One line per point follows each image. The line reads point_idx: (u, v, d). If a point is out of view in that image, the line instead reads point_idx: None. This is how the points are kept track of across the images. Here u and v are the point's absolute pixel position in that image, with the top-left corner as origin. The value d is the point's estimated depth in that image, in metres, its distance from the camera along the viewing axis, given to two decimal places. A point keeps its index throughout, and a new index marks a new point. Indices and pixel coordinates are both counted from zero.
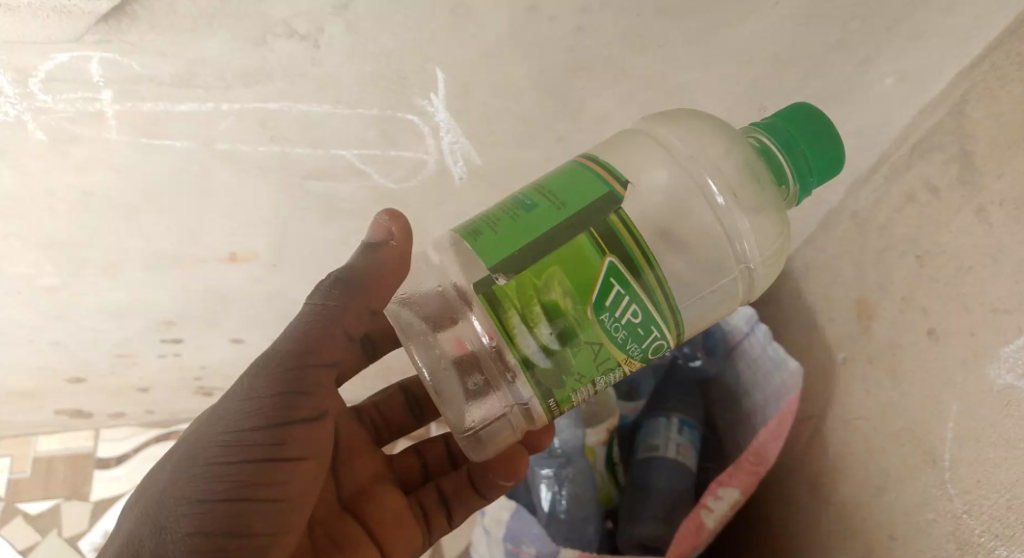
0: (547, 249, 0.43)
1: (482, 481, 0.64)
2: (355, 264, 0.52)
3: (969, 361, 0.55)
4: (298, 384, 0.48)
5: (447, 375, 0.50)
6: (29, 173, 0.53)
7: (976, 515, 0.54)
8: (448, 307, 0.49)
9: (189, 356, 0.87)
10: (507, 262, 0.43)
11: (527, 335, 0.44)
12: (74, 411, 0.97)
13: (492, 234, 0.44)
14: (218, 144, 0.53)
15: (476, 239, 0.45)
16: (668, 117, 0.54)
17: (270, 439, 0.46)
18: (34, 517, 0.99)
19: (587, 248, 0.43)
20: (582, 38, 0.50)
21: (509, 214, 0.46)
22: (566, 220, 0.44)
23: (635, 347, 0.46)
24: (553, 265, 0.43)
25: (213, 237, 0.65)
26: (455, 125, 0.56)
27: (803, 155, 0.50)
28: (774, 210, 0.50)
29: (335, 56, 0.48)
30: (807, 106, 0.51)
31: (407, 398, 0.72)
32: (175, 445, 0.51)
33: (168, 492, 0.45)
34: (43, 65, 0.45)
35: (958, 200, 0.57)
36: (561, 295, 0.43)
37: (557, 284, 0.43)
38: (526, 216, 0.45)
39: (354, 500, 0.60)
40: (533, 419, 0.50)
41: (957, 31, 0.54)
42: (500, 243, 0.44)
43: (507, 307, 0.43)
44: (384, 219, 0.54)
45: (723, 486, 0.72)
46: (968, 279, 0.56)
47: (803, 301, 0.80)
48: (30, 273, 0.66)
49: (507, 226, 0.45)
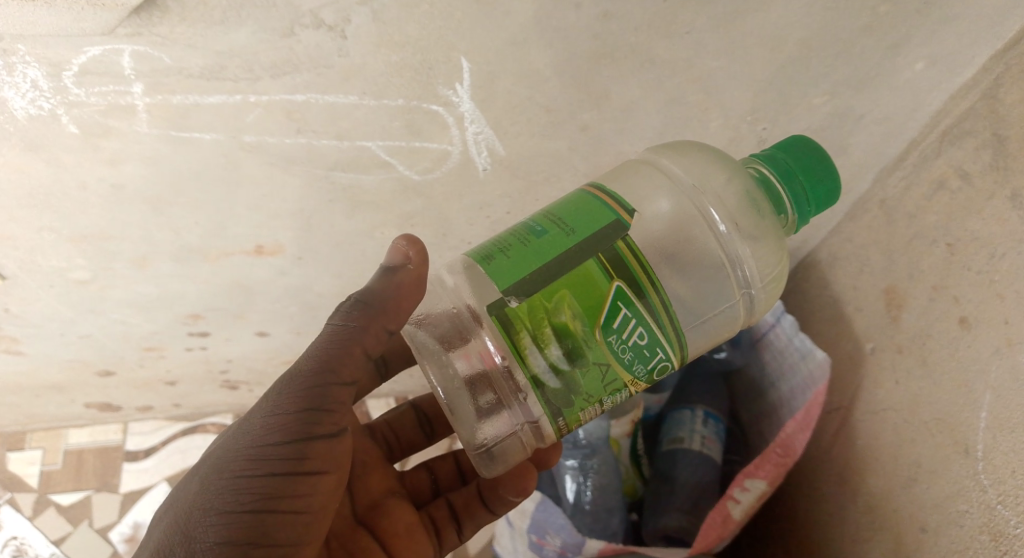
0: (558, 272, 0.43)
1: (493, 496, 0.63)
2: (372, 287, 0.52)
3: (1001, 349, 0.55)
4: (320, 401, 0.48)
5: (459, 393, 0.50)
6: (63, 167, 0.54)
7: (1011, 506, 0.53)
8: (460, 326, 0.50)
9: (215, 350, 0.88)
10: (520, 284, 0.44)
11: (538, 355, 0.44)
12: (103, 405, 0.99)
13: (504, 257, 0.45)
14: (246, 136, 0.54)
15: (488, 263, 0.45)
16: (669, 148, 0.54)
17: (294, 453, 0.47)
18: (66, 508, 1.01)
19: (596, 272, 0.43)
20: (607, 26, 0.50)
21: (520, 239, 0.46)
22: (575, 245, 0.44)
23: (641, 368, 0.46)
24: (562, 288, 0.43)
25: (240, 230, 0.65)
26: (479, 115, 0.56)
27: (801, 186, 0.50)
28: (772, 237, 0.50)
29: (361, 46, 0.48)
30: (802, 140, 0.52)
31: (419, 416, 0.72)
32: (201, 456, 0.51)
33: (196, 504, 0.45)
34: (76, 58, 0.45)
35: (990, 186, 0.57)
36: (571, 317, 0.43)
37: (566, 306, 0.43)
38: (536, 241, 0.45)
39: (369, 513, 0.60)
40: (542, 436, 0.50)
41: (992, 15, 0.53)
42: (513, 267, 0.44)
43: (519, 328, 0.43)
44: (401, 243, 0.53)
45: (750, 478, 0.72)
46: (1002, 267, 0.56)
47: (830, 289, 0.79)
48: (62, 267, 0.67)
49: (518, 250, 0.45)
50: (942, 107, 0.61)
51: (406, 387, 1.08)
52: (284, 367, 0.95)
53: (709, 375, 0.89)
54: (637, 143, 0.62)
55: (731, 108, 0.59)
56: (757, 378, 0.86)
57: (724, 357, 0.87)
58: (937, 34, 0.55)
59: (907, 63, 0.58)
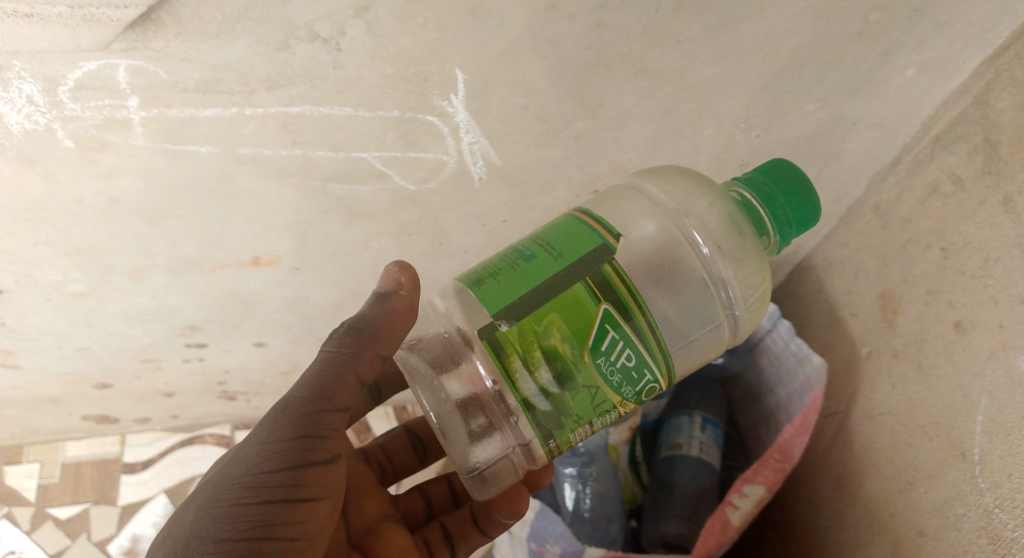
0: (546, 296, 0.44)
1: (486, 519, 0.63)
2: (365, 313, 0.52)
3: (997, 353, 0.55)
4: (313, 428, 0.48)
5: (451, 417, 0.50)
6: (59, 181, 0.54)
7: (1008, 509, 0.53)
8: (452, 350, 0.51)
9: (212, 361, 0.88)
10: (509, 308, 0.44)
11: (528, 378, 0.44)
12: (101, 417, 0.99)
13: (494, 282, 0.45)
14: (241, 149, 0.54)
15: (478, 287, 0.45)
16: (654, 172, 0.55)
17: (288, 480, 0.47)
18: (64, 521, 1.00)
19: (584, 295, 0.44)
20: (599, 36, 0.50)
21: (509, 263, 0.46)
22: (562, 269, 0.44)
23: (629, 390, 0.46)
24: (551, 312, 0.43)
25: (237, 241, 0.65)
26: (474, 125, 0.56)
27: (782, 209, 0.51)
28: (756, 259, 0.51)
29: (356, 58, 0.48)
30: (784, 163, 0.53)
31: (413, 439, 0.72)
32: (199, 481, 0.51)
33: (192, 531, 0.46)
34: (72, 73, 0.45)
35: (983, 190, 0.57)
36: (560, 340, 0.43)
37: (555, 330, 0.43)
38: (525, 265, 0.45)
39: (363, 537, 0.60)
40: (534, 459, 0.50)
41: (981, 21, 0.54)
42: (502, 291, 0.44)
43: (509, 352, 0.43)
44: (394, 270, 0.53)
45: (748, 483, 0.72)
46: (996, 270, 0.56)
47: (825, 294, 0.80)
48: (59, 280, 0.67)
49: (507, 274, 0.45)
50: (934, 113, 0.62)
51: (403, 396, 1.07)
52: (282, 377, 0.95)
53: (707, 381, 0.89)
54: (631, 152, 0.62)
55: (724, 116, 0.60)
56: (755, 382, 0.86)
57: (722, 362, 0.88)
58: (927, 41, 0.56)
59: (898, 70, 0.58)
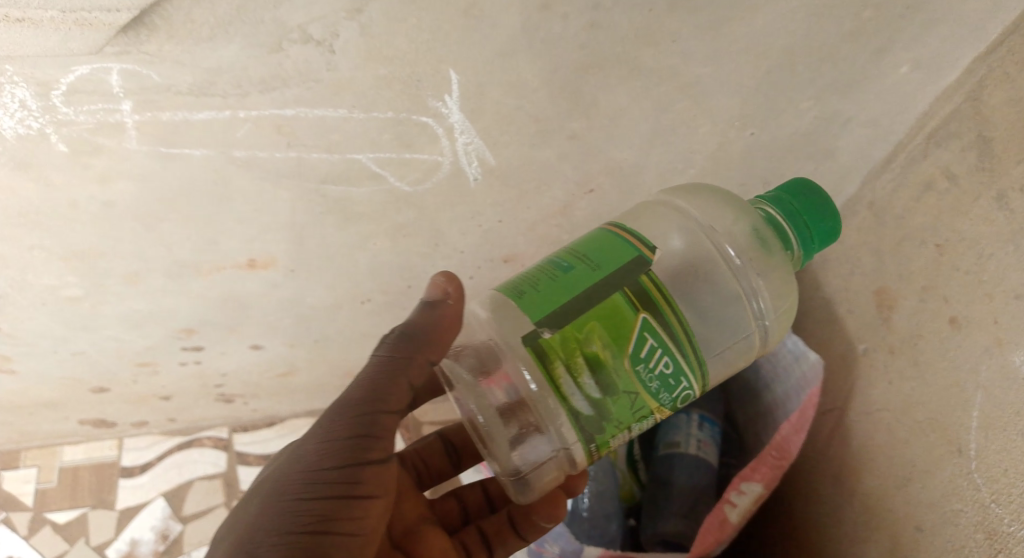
0: (586, 304, 0.44)
1: (524, 521, 0.64)
2: (413, 321, 0.57)
3: (992, 348, 0.56)
4: (370, 428, 0.50)
5: (495, 422, 0.51)
6: (53, 185, 0.54)
7: (1004, 504, 0.53)
8: (495, 357, 0.51)
9: (209, 363, 0.88)
10: (551, 316, 0.44)
11: (572, 385, 0.44)
12: (98, 421, 0.98)
13: (536, 292, 0.45)
14: (236, 151, 0.54)
15: (521, 298, 0.46)
16: (681, 191, 0.56)
17: (347, 477, 0.47)
18: (62, 526, 1.00)
19: (622, 304, 0.44)
20: (593, 36, 0.50)
21: (548, 274, 0.46)
22: (601, 279, 0.45)
23: (667, 396, 0.46)
24: (592, 320, 0.43)
25: (233, 244, 0.65)
26: (468, 126, 0.56)
27: (805, 224, 0.52)
28: (783, 273, 0.51)
29: (350, 60, 0.48)
30: (807, 181, 0.54)
31: (446, 445, 0.72)
32: (255, 487, 0.51)
33: (256, 524, 0.45)
34: (64, 77, 0.45)
35: (976, 186, 0.57)
36: (601, 347, 0.44)
37: (596, 337, 0.43)
38: (564, 276, 0.45)
39: (404, 538, 0.59)
40: (577, 464, 0.50)
41: (973, 18, 0.54)
42: (543, 301, 0.44)
43: (553, 359, 0.43)
44: (440, 280, 0.60)
45: (745, 481, 0.72)
46: (990, 266, 0.56)
47: (821, 291, 0.80)
48: (54, 285, 0.66)
49: (547, 284, 0.45)
50: (927, 109, 0.62)
51: None
52: (279, 379, 0.95)
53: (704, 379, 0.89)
54: (626, 150, 0.62)
55: (719, 114, 0.60)
56: (753, 378, 0.86)
57: None
58: (920, 38, 0.56)
59: (891, 67, 0.58)
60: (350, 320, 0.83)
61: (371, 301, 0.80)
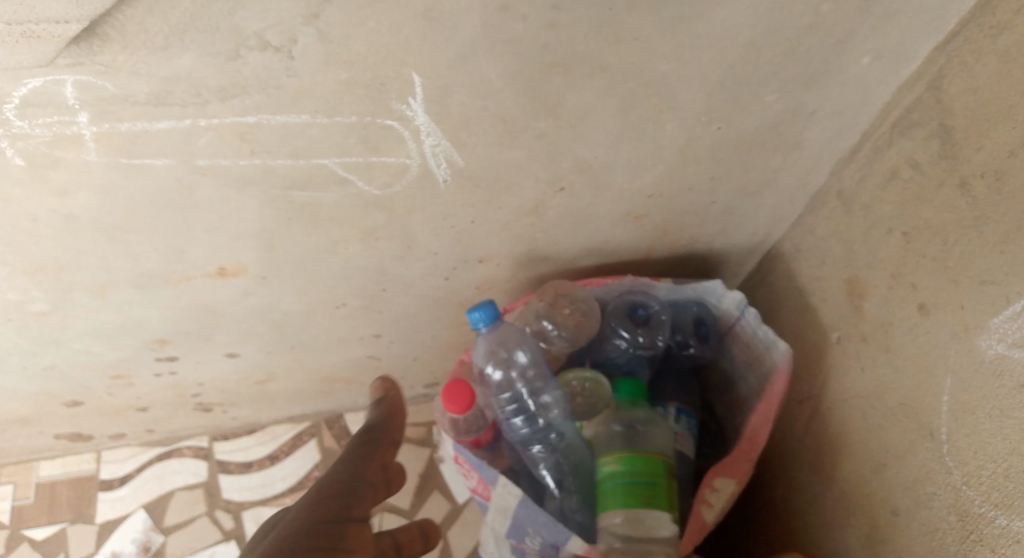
0: (660, 494, 0.69)
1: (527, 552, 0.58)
2: (371, 420, 0.58)
3: (959, 333, 0.57)
4: (353, 489, 0.48)
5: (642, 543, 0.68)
6: (11, 200, 0.53)
7: (975, 486, 0.55)
8: (387, 407, 0.59)
9: (185, 373, 0.87)
10: (650, 504, 0.69)
11: (668, 519, 0.70)
12: (74, 435, 0.97)
13: (648, 492, 0.69)
14: (199, 160, 0.53)
15: (638, 499, 0.69)
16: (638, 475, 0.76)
17: (331, 525, 0.44)
18: (40, 542, 0.98)
19: (665, 471, 0.71)
20: (555, 36, 0.50)
21: (643, 487, 0.69)
22: (665, 490, 0.70)
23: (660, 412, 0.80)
24: (664, 495, 0.70)
25: (201, 252, 0.64)
26: (435, 128, 0.56)
27: None
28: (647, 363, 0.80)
29: (310, 65, 0.48)
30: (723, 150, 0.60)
31: None
32: None
33: None
34: (16, 90, 0.44)
35: (940, 174, 0.59)
36: (670, 500, 0.71)
37: (669, 498, 0.71)
38: (654, 489, 0.69)
39: None
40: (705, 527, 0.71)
41: (932, 8, 0.54)
42: (646, 495, 0.69)
43: (657, 509, 0.69)
44: (382, 382, 0.63)
45: (717, 478, 0.73)
46: (955, 252, 0.57)
47: (794, 281, 0.81)
48: (19, 300, 0.65)
49: (644, 494, 0.69)
50: (890, 99, 0.63)
51: None
52: (258, 386, 0.94)
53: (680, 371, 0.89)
54: (594, 147, 0.62)
55: (685, 109, 0.60)
56: (731, 369, 0.87)
57: (694, 352, 0.87)
58: (883, 29, 0.56)
59: (854, 59, 0.58)
60: (326, 324, 0.82)
61: (346, 305, 0.79)
